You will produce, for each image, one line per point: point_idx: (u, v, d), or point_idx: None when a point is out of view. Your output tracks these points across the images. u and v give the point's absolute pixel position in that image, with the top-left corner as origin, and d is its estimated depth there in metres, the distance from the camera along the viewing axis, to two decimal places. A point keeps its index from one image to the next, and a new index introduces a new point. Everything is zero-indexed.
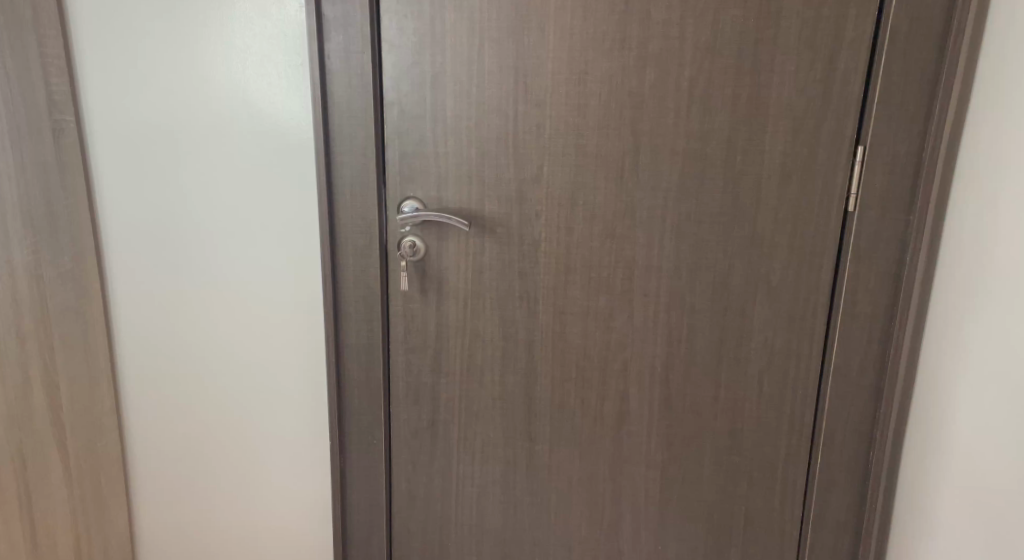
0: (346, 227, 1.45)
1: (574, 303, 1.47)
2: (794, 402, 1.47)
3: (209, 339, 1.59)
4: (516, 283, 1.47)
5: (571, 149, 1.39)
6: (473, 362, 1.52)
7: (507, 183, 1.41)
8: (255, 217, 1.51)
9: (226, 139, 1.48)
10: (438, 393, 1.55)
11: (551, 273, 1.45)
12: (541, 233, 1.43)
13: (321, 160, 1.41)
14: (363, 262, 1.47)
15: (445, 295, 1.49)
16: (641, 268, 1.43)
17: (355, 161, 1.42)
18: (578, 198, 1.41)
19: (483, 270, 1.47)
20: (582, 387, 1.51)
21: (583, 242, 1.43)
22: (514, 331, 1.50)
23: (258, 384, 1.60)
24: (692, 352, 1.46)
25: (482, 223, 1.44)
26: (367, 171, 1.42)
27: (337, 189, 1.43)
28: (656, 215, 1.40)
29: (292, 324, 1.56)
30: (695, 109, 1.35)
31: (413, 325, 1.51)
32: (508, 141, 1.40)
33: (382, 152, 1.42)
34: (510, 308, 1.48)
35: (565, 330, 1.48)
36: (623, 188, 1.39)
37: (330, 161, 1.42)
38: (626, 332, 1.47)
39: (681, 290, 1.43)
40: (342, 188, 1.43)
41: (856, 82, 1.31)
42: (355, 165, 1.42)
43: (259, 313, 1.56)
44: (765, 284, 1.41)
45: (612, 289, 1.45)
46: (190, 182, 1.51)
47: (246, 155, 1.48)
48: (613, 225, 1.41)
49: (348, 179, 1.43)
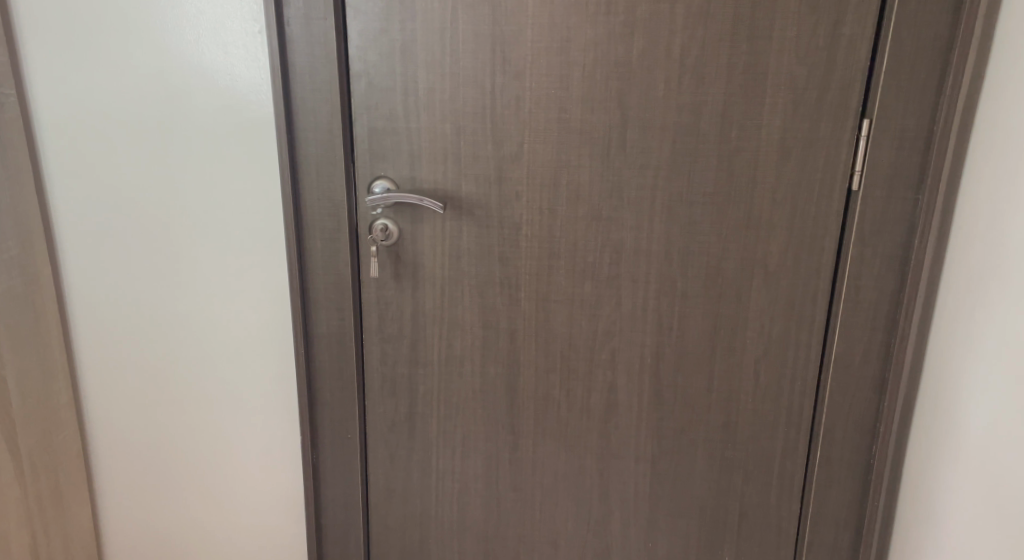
0: (312, 208, 1.35)
1: (559, 290, 1.38)
2: (792, 393, 1.39)
3: (171, 327, 1.50)
4: (496, 268, 1.38)
5: (554, 123, 1.28)
6: (452, 352, 1.45)
7: (485, 161, 1.31)
8: (217, 197, 1.41)
9: (183, 112, 1.38)
10: (415, 385, 1.47)
11: (534, 259, 1.36)
12: (522, 216, 1.34)
13: (284, 135, 1.31)
14: (331, 245, 1.37)
15: (421, 280, 1.40)
16: (629, 253, 1.33)
17: (319, 137, 1.32)
18: (561, 178, 1.31)
19: (461, 255, 1.37)
20: (567, 379, 1.44)
21: (566, 225, 1.33)
22: (495, 319, 1.41)
23: (224, 375, 1.51)
24: (683, 342, 1.38)
25: (459, 205, 1.34)
26: (333, 149, 1.32)
27: (301, 167, 1.33)
28: (645, 196, 1.30)
29: (257, 310, 1.46)
30: (687, 80, 1.24)
31: (387, 312, 1.43)
32: (485, 116, 1.29)
33: (350, 127, 1.32)
34: (490, 295, 1.40)
35: (549, 319, 1.40)
36: (610, 167, 1.29)
37: (293, 137, 1.32)
38: (613, 320, 1.39)
39: (672, 277, 1.34)
40: (305, 165, 1.33)
41: (862, 50, 1.21)
42: (319, 141, 1.32)
43: (223, 300, 1.46)
44: (762, 269, 1.32)
45: (598, 275, 1.36)
46: (146, 159, 1.41)
47: (204, 131, 1.38)
48: (600, 207, 1.31)
49: (313, 157, 1.33)
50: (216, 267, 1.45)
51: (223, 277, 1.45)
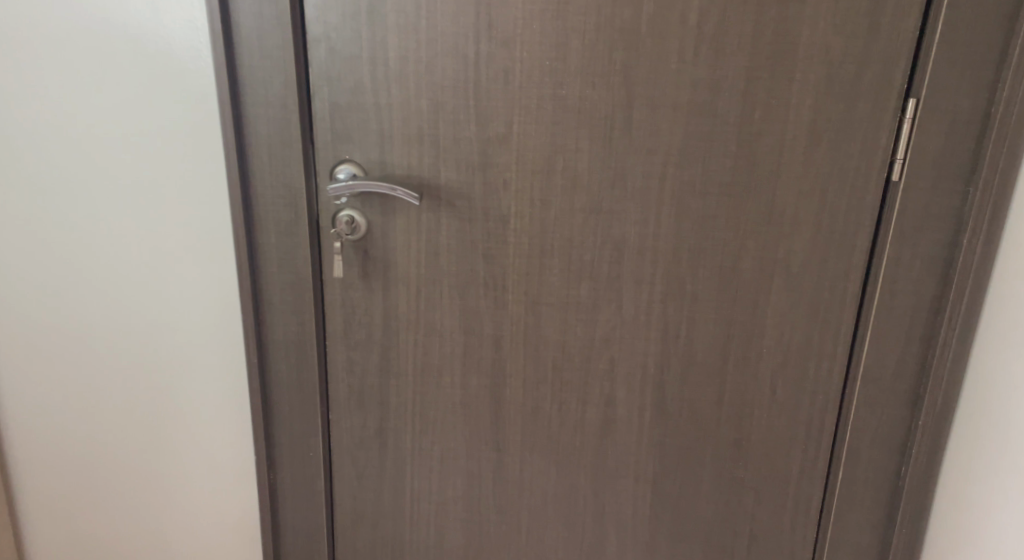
0: (263, 196, 1.17)
1: (551, 292, 1.21)
2: (813, 407, 1.23)
3: (98, 326, 1.31)
4: (479, 266, 1.21)
5: (548, 101, 1.10)
6: (429, 361, 1.28)
7: (467, 144, 1.13)
8: (154, 177, 1.22)
9: (112, 79, 1.19)
10: (387, 397, 1.30)
11: (523, 258, 1.19)
12: (509, 207, 1.16)
13: (228, 111, 1.12)
14: (286, 239, 1.19)
15: (392, 279, 1.23)
16: (633, 250, 1.17)
17: (270, 114, 1.13)
18: (555, 163, 1.13)
19: (439, 251, 1.20)
20: (559, 391, 1.28)
21: (560, 218, 1.16)
22: (478, 324, 1.25)
23: (165, 380, 1.32)
24: (691, 350, 1.22)
25: (437, 194, 1.16)
26: (288, 127, 1.14)
27: (250, 147, 1.14)
28: (653, 186, 1.12)
29: (199, 306, 1.28)
30: (706, 51, 1.06)
31: (354, 314, 1.25)
32: (469, 91, 1.11)
33: (307, 101, 1.13)
34: (472, 298, 1.23)
35: (539, 324, 1.24)
36: (612, 152, 1.11)
37: (240, 113, 1.13)
38: (612, 326, 1.22)
39: (681, 277, 1.17)
40: (254, 146, 1.14)
41: (911, 17, 1.03)
42: (269, 118, 1.13)
43: (163, 296, 1.28)
44: (784, 270, 1.15)
45: (596, 275, 1.19)
46: (70, 133, 1.22)
47: (139, 101, 1.19)
48: (600, 198, 1.14)
49: (265, 137, 1.14)
50: (154, 259, 1.26)
51: (163, 269, 1.27)
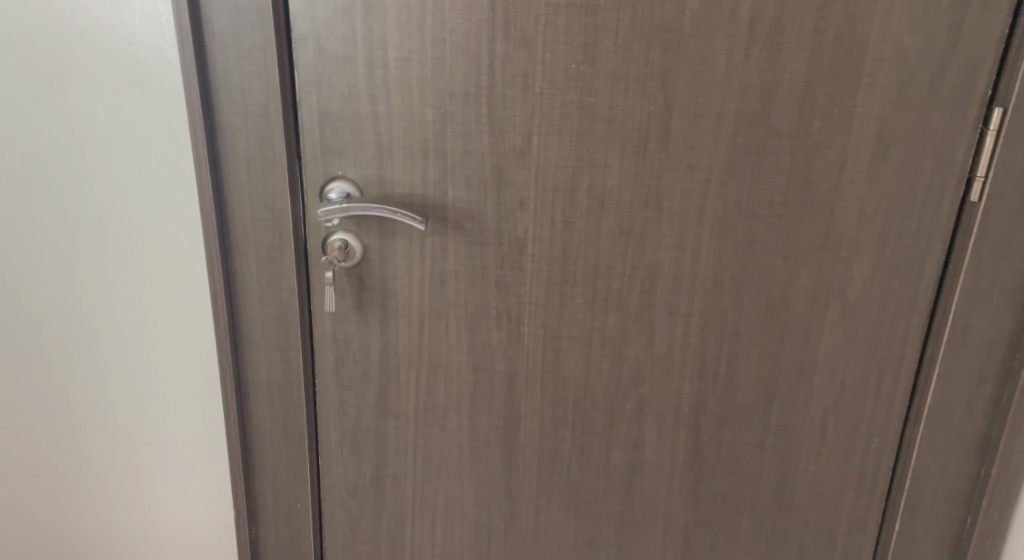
0: (239, 217, 1.02)
1: (572, 324, 1.07)
2: (867, 452, 1.08)
3: (59, 356, 1.17)
4: (491, 296, 1.07)
5: (574, 109, 0.95)
6: (433, 401, 1.14)
7: (479, 159, 0.98)
8: (123, 188, 1.09)
9: (79, 70, 1.05)
10: (385, 441, 1.16)
11: (542, 286, 1.06)
12: (526, 231, 1.02)
13: (198, 122, 0.97)
14: (267, 265, 1.05)
15: (391, 310, 1.09)
16: (667, 278, 1.02)
17: (248, 125, 0.98)
18: (579, 181, 0.98)
19: (446, 279, 1.06)
20: (580, 433, 1.14)
21: (584, 241, 1.02)
22: (489, 360, 1.11)
23: (145, 406, 1.19)
24: (731, 390, 1.08)
25: (444, 216, 1.02)
26: (268, 140, 0.98)
27: (226, 163, 0.99)
28: (693, 207, 0.98)
29: (173, 332, 1.15)
30: (759, 52, 0.92)
31: (347, 351, 1.12)
32: (481, 97, 0.96)
33: (292, 110, 0.98)
34: (483, 330, 1.10)
35: (559, 360, 1.10)
36: (646, 168, 0.97)
37: (213, 124, 0.98)
38: (642, 362, 1.08)
39: (722, 309, 1.03)
40: (227, 162, 0.99)
41: (1000, 13, 0.89)
42: (246, 129, 0.98)
43: (141, 314, 1.14)
44: (840, 301, 1.01)
45: (625, 306, 1.05)
46: (31, 131, 1.07)
47: (109, 96, 1.06)
48: (631, 220, 1.00)
49: (242, 151, 0.99)
50: (126, 274, 1.13)
51: (136, 286, 1.13)
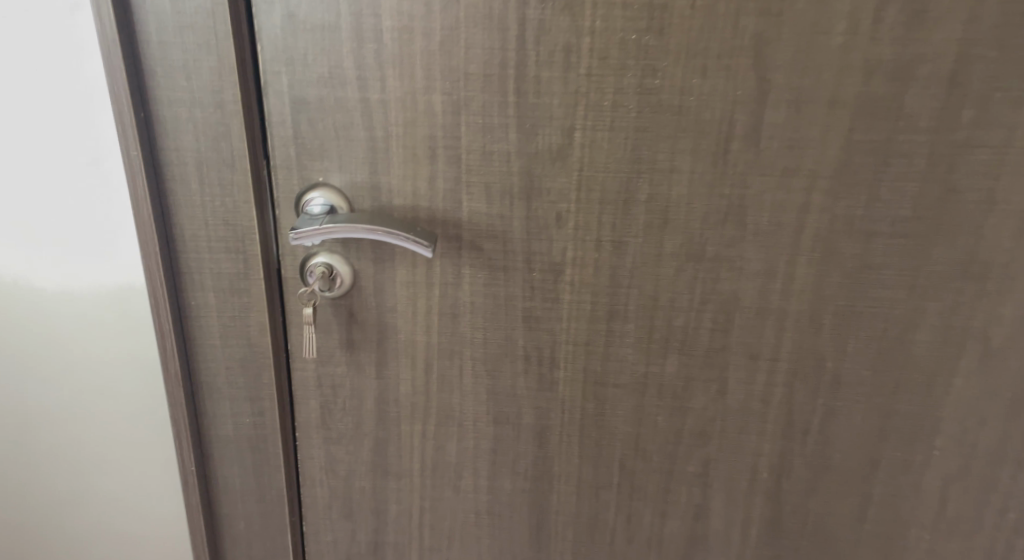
0: (190, 238, 0.79)
1: (621, 369, 0.84)
2: (995, 528, 0.85)
3: None
4: (518, 333, 0.84)
5: (632, 95, 0.71)
6: (443, 458, 0.91)
7: (504, 162, 0.75)
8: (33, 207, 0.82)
9: None
10: (383, 505, 0.94)
11: (582, 323, 0.82)
12: (564, 253, 0.78)
13: (128, 116, 0.73)
14: (228, 296, 0.82)
15: (390, 351, 0.86)
16: (748, 314, 0.79)
17: (195, 118, 0.74)
18: (636, 190, 0.74)
19: (460, 313, 0.83)
20: (628, 499, 0.91)
21: (639, 267, 0.78)
22: (513, 411, 0.89)
23: (107, 478, 0.93)
24: (825, 451, 0.84)
25: (459, 235, 0.79)
26: (224, 137, 0.75)
27: (169, 168, 0.76)
28: (788, 223, 0.74)
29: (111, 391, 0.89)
30: (894, 16, 0.68)
31: (336, 399, 0.89)
32: (510, 81, 0.72)
33: (254, 96, 0.74)
34: (507, 375, 0.86)
35: (604, 412, 0.87)
36: (727, 173, 0.73)
37: (149, 116, 0.74)
38: (710, 417, 0.85)
39: (819, 353, 0.79)
40: (170, 166, 0.76)
41: None
42: (194, 124, 0.74)
43: (80, 363, 0.88)
44: (978, 343, 0.78)
45: (691, 347, 0.81)
46: None
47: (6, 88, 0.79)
48: (704, 242, 0.76)
49: (190, 151, 0.75)
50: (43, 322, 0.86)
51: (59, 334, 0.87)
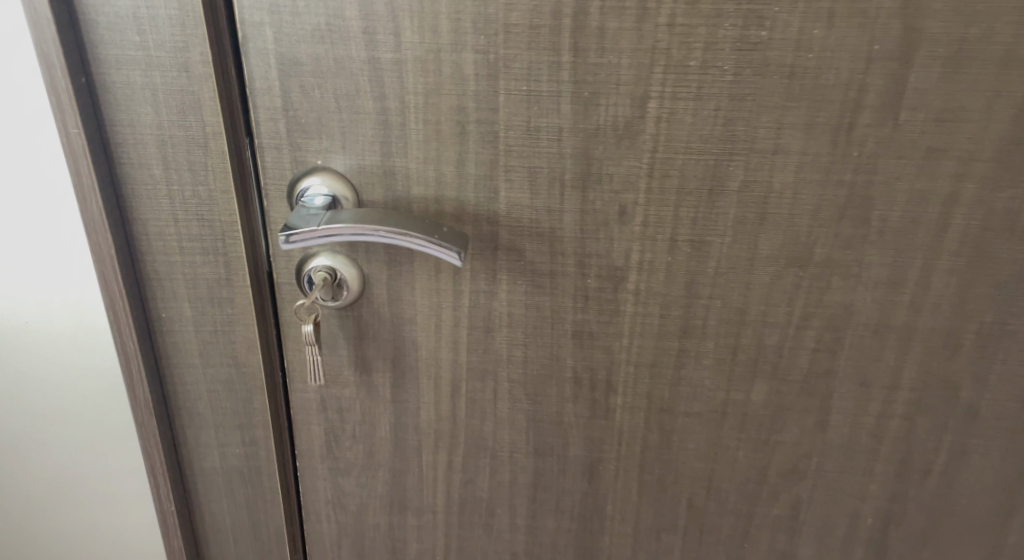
0: (155, 237, 0.62)
1: (696, 395, 0.68)
2: None
3: None
4: (567, 350, 0.67)
5: (728, 52, 0.53)
6: (473, 493, 0.76)
7: (556, 141, 0.58)
8: None
9: None
10: (401, 545, 0.78)
11: (647, 340, 0.66)
12: (628, 255, 0.62)
13: (63, 83, 0.56)
14: (206, 307, 0.66)
15: (407, 369, 0.70)
16: (866, 332, 0.62)
17: (154, 84, 0.57)
18: (727, 175, 0.57)
19: (496, 326, 0.67)
20: (698, 544, 0.75)
21: (723, 273, 0.61)
22: (559, 441, 0.72)
23: (91, 466, 0.83)
24: (946, 494, 0.69)
25: (495, 232, 0.62)
26: (191, 109, 0.58)
27: (122, 148, 0.59)
28: (927, 218, 0.57)
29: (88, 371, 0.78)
30: None
31: (343, 426, 0.73)
32: (563, 35, 0.54)
33: (228, 54, 0.57)
34: (552, 399, 0.70)
35: (672, 444, 0.71)
36: (851, 155, 0.55)
37: (91, 82, 0.57)
38: (805, 452, 0.69)
39: (953, 379, 0.63)
40: (125, 147, 0.59)
41: None
42: (152, 92, 0.57)
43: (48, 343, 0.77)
44: None
45: (789, 371, 0.65)
46: None
47: None
48: (814, 242, 0.59)
49: (148, 126, 0.58)
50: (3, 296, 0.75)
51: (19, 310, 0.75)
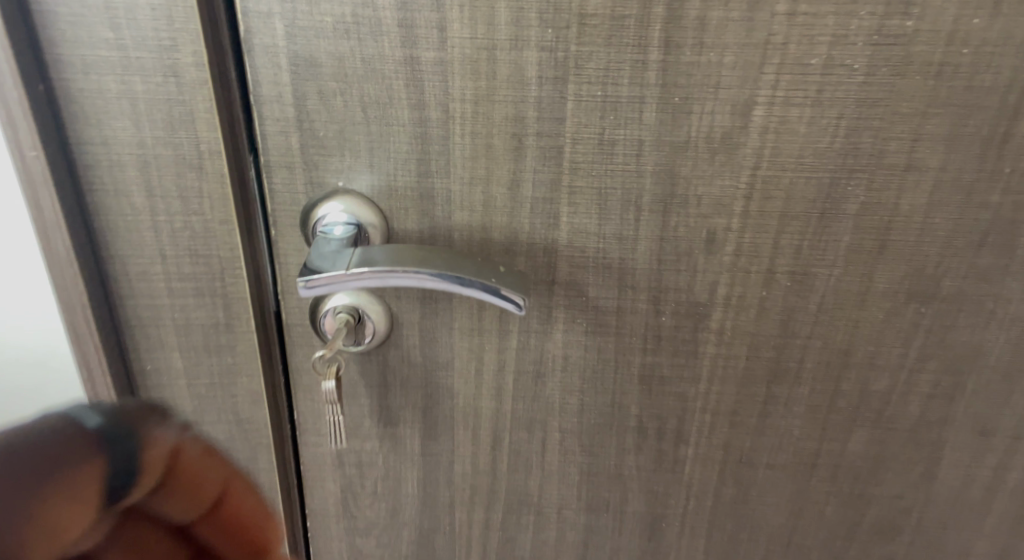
0: (138, 276, 0.51)
1: (784, 445, 0.58)
2: None
3: None
4: (631, 396, 0.57)
5: (860, 48, 0.42)
6: (513, 554, 0.65)
7: (634, 156, 0.47)
8: None
9: None
10: None
11: (729, 385, 0.56)
12: (714, 290, 0.51)
13: (14, 96, 0.45)
14: (200, 357, 0.54)
15: (439, 420, 0.59)
16: (989, 372, 0.53)
17: (134, 92, 0.46)
18: (845, 196, 0.47)
19: (547, 371, 0.56)
20: None
21: (828, 309, 0.51)
22: (617, 497, 0.62)
23: None
24: None
25: (552, 265, 0.52)
26: (182, 122, 0.46)
27: (93, 173, 0.48)
28: None
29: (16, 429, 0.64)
30: None
31: (363, 485, 0.62)
32: (653, 26, 0.43)
33: (225, 55, 0.46)
34: (610, 451, 0.60)
35: (749, 498, 0.61)
36: (997, 172, 0.46)
37: (52, 94, 0.46)
38: (905, 504, 0.60)
39: None
40: (99, 170, 0.48)
41: None
42: (132, 103, 0.46)
43: None
44: None
45: (895, 417, 0.56)
46: None
47: None
48: (942, 273, 0.49)
49: (127, 146, 0.47)
50: None
51: None
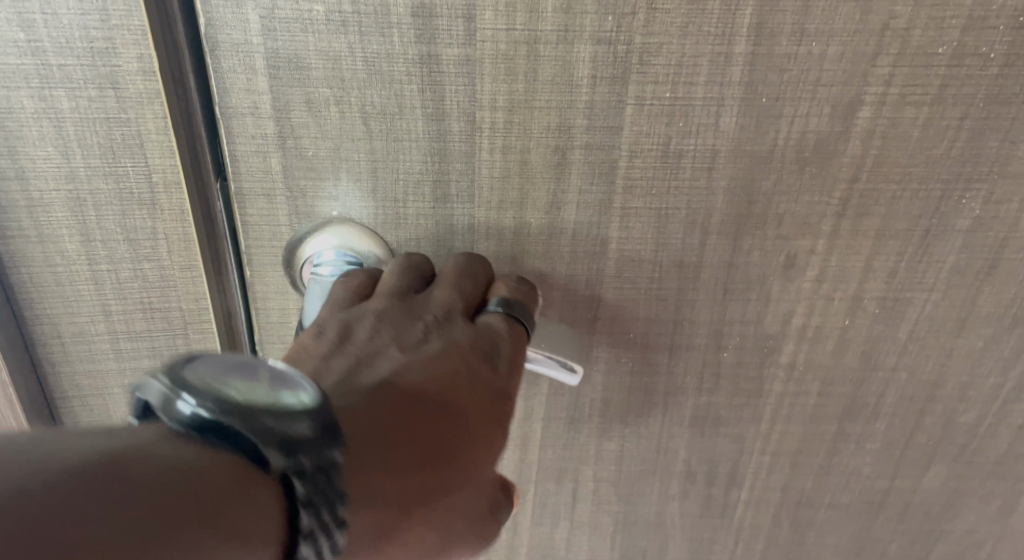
0: (75, 337, 0.41)
1: (850, 485, 0.51)
2: None
3: None
4: (680, 442, 0.48)
5: (1000, 34, 0.35)
6: None
7: (706, 170, 0.38)
8: None
9: None
10: None
11: (794, 424, 0.47)
12: (788, 321, 0.43)
13: None
14: None
15: None
16: None
17: (58, 110, 0.35)
18: (954, 210, 0.39)
19: (581, 419, 0.47)
20: None
21: (919, 337, 0.44)
22: (655, 550, 0.54)
23: None
24: None
25: (595, 302, 0.42)
26: (125, 147, 0.36)
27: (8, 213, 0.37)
28: None
29: None
30: None
31: None
32: (743, 11, 0.34)
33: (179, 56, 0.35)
34: (652, 503, 0.51)
35: (805, 542, 0.54)
36: None
37: None
38: (976, 540, 0.53)
39: None
40: (16, 211, 0.37)
41: None
42: (56, 124, 0.35)
43: None
44: None
45: (977, 451, 0.49)
46: None
47: None
48: None
49: (51, 178, 0.36)
50: None
51: None
